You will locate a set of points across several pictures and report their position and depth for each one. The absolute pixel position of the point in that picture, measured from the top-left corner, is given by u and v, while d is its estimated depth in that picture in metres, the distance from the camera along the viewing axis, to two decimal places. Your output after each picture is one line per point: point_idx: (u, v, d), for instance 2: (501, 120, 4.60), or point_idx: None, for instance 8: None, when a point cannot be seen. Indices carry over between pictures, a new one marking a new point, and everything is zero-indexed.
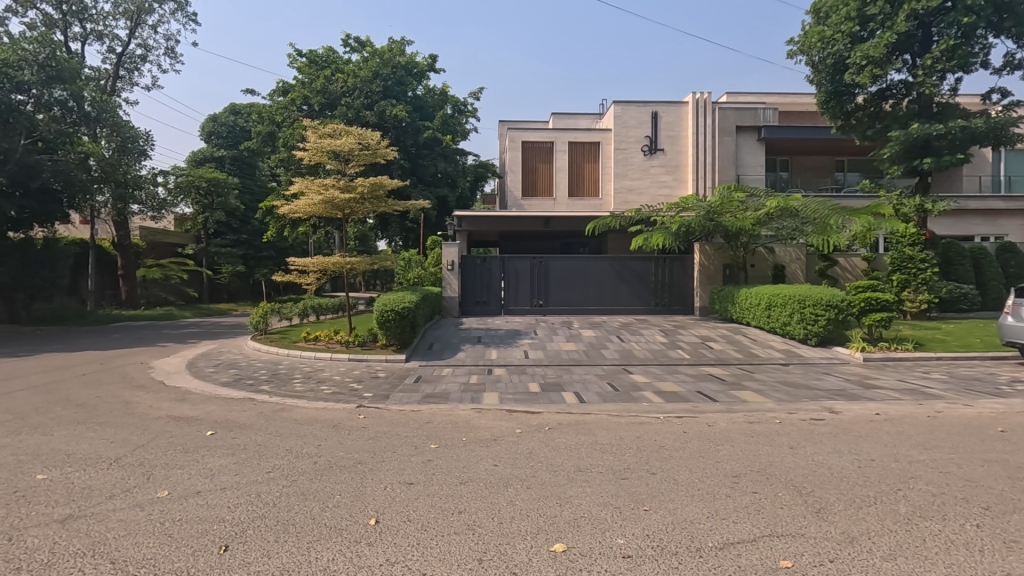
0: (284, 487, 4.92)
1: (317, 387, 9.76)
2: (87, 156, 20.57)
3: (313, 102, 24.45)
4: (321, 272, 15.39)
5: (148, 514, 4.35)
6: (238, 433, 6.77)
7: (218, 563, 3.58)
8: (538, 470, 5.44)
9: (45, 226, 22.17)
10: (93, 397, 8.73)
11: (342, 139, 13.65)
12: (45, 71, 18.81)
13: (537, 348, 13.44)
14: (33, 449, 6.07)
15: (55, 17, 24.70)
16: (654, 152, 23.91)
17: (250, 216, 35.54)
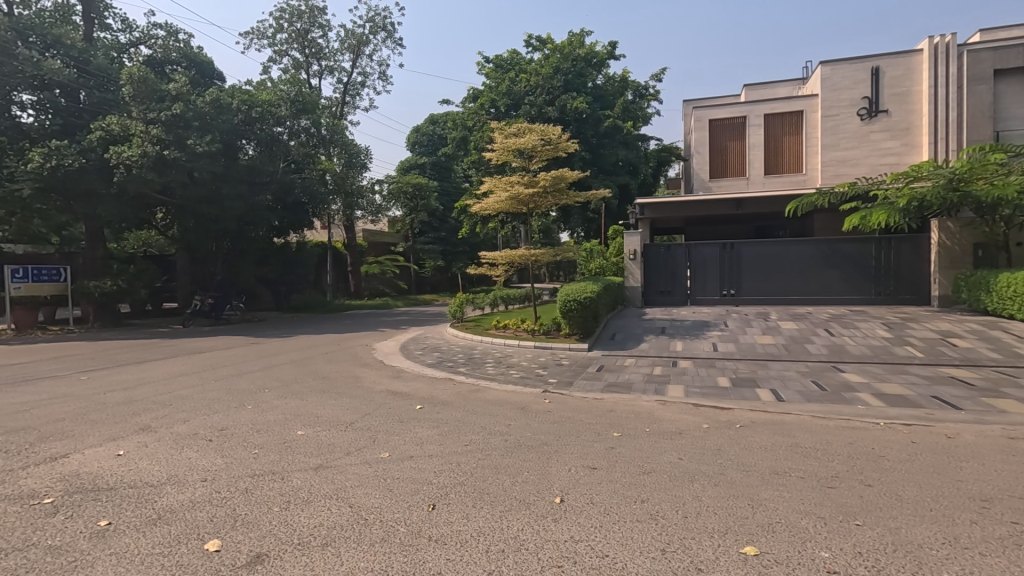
0: (480, 459, 5.45)
1: (507, 371, 10.50)
2: (324, 172, 24.69)
3: (499, 104, 25.97)
4: (509, 265, 16.36)
5: (374, 470, 5.20)
6: (440, 408, 7.66)
7: (428, 518, 4.13)
8: (727, 468, 5.14)
9: (298, 233, 27.31)
10: (333, 372, 10.62)
11: (526, 137, 14.34)
12: (296, 105, 23.03)
13: (727, 341, 12.56)
14: (295, 410, 7.65)
15: (301, 60, 30.16)
16: (874, 116, 20.46)
17: (448, 215, 39.40)
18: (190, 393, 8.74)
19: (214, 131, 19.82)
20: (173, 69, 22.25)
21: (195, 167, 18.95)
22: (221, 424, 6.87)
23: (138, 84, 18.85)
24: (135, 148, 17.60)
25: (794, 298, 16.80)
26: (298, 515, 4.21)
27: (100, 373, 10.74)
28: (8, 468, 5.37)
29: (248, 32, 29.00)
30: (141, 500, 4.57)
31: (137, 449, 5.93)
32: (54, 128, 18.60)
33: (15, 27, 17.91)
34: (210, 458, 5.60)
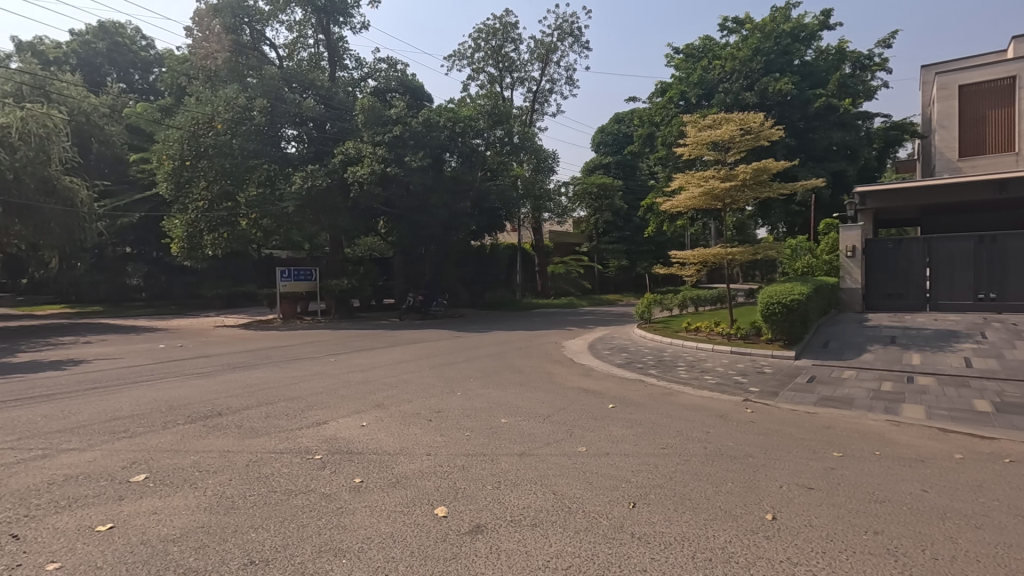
0: (678, 464, 5.32)
1: (702, 376, 10.01)
2: (516, 179, 26.24)
3: (690, 96, 24.71)
4: (701, 264, 15.52)
5: (574, 462, 5.43)
6: (633, 409, 7.63)
7: (628, 515, 4.19)
8: (993, 510, 4.23)
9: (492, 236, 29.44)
10: (527, 366, 11.28)
11: (722, 128, 13.43)
12: (492, 116, 24.83)
13: (986, 356, 10.25)
14: (496, 399, 8.34)
15: (496, 74, 32.42)
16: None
17: (633, 214, 38.92)
18: (410, 378, 10.09)
19: (425, 147, 22.38)
20: (393, 96, 25.71)
21: (409, 180, 21.72)
22: (437, 407, 7.82)
23: (368, 112, 22.19)
24: (365, 168, 20.88)
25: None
26: (508, 495, 4.61)
27: (343, 356, 12.97)
28: (290, 428, 6.84)
29: (452, 55, 32.14)
30: (383, 464, 5.45)
31: (376, 421, 7.06)
32: (309, 155, 22.94)
33: (284, 76, 22.45)
34: (431, 436, 6.41)
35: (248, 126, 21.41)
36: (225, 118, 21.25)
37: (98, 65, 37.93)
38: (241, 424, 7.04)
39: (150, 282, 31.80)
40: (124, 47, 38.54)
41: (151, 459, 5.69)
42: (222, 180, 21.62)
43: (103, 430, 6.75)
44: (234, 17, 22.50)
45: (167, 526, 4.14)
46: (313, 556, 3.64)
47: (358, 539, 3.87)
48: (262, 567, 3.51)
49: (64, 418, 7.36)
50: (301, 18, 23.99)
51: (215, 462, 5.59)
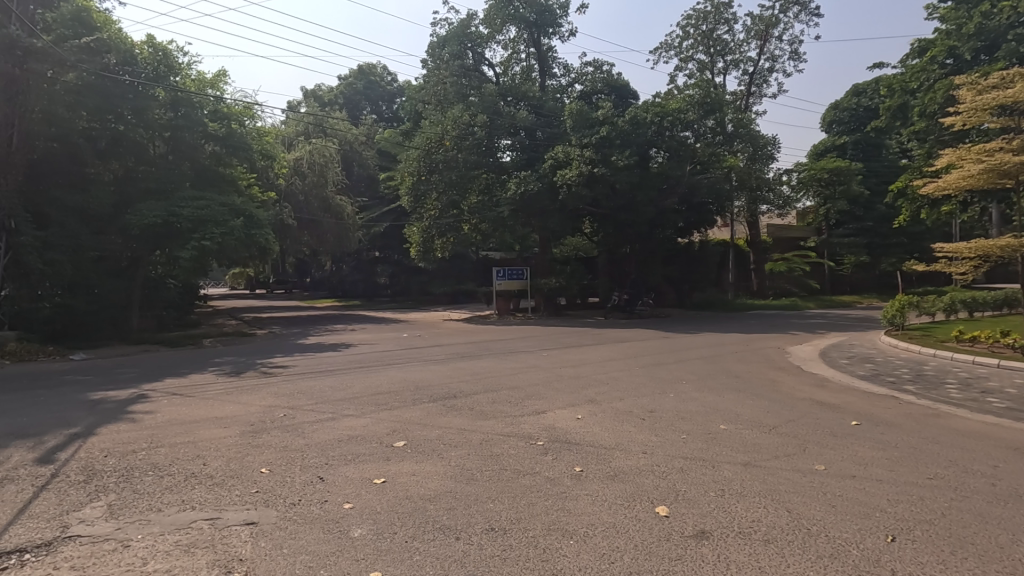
0: (954, 500, 4.41)
1: (981, 398, 8.08)
2: (729, 171, 23.75)
3: (963, 51, 19.95)
4: (977, 259, 12.55)
5: (810, 480, 4.90)
6: (885, 429, 6.55)
7: (886, 550, 3.63)
8: None
9: (701, 232, 27.90)
10: (746, 372, 10.45)
11: (1017, 86, 10.54)
12: (703, 107, 23.63)
13: None
14: (713, 404, 7.91)
15: (706, 60, 30.56)
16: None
17: (876, 202, 33.29)
18: (621, 376, 10.17)
19: (632, 145, 22.35)
20: (599, 97, 26.08)
21: (616, 180, 21.88)
22: (650, 407, 7.74)
23: (575, 116, 22.94)
24: (573, 170, 21.58)
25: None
26: (735, 505, 4.37)
27: (555, 352, 13.64)
28: (513, 414, 7.47)
29: (658, 48, 31.23)
30: (601, 457, 5.62)
31: (590, 416, 7.31)
32: (522, 162, 24.55)
33: (500, 92, 24.44)
34: (646, 435, 6.38)
35: (470, 140, 23.88)
36: (452, 136, 23.99)
37: (358, 101, 45.96)
38: (472, 407, 7.92)
39: (394, 281, 37.51)
40: (376, 84, 46.06)
41: (406, 429, 6.76)
42: (449, 190, 24.42)
43: (370, 402, 8.24)
44: (459, 44, 25.27)
45: (423, 486, 4.90)
46: (544, 533, 3.95)
47: (583, 524, 4.08)
48: (500, 535, 3.93)
49: (343, 390, 9.18)
50: (515, 35, 25.77)
51: (455, 437, 6.41)
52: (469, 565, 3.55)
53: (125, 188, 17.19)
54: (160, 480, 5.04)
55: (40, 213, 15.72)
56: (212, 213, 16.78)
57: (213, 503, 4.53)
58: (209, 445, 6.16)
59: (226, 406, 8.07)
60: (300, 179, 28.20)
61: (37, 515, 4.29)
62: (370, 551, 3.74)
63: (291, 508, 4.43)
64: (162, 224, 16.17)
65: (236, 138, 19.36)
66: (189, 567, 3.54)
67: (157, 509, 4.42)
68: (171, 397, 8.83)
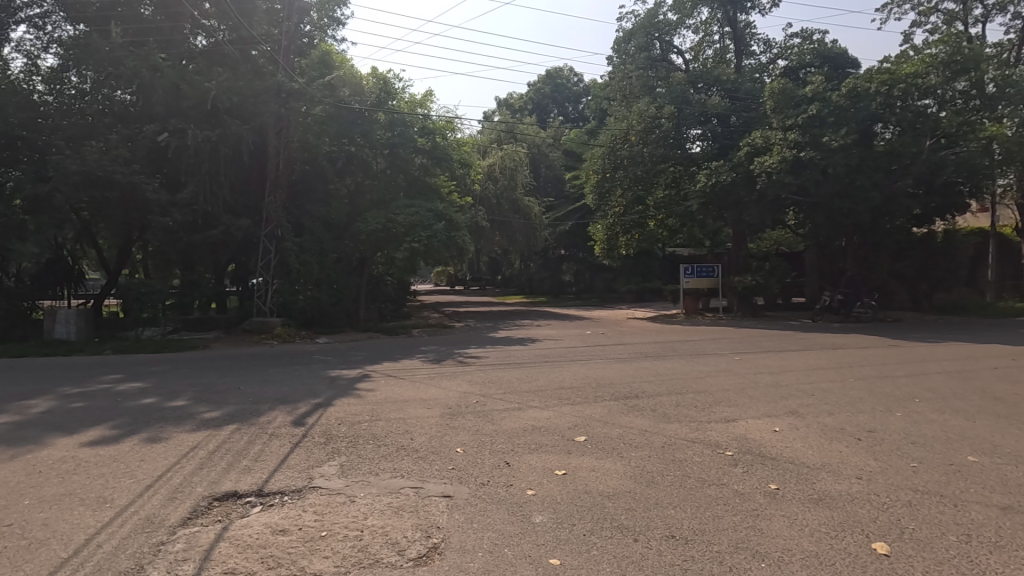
0: None
1: None
2: (990, 142, 19.07)
3: None
4: None
5: None
6: None
7: None
8: None
9: (946, 219, 22.96)
10: (1011, 394, 8.30)
11: None
12: (950, 67, 19.53)
13: None
14: (959, 430, 6.47)
15: (958, 9, 25.04)
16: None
17: None
18: (831, 388, 8.91)
19: (851, 122, 19.39)
20: (808, 71, 23.15)
21: (829, 163, 19.21)
22: (868, 426, 6.65)
23: (778, 96, 20.78)
24: (775, 157, 19.59)
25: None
26: (986, 556, 3.54)
27: (749, 356, 12.52)
28: (699, 419, 7.08)
29: (888, 3, 26.49)
30: (804, 477, 5.02)
31: (791, 429, 6.56)
32: (714, 151, 22.86)
33: (690, 79, 23.33)
34: (863, 458, 5.50)
35: (657, 133, 23.12)
36: (638, 130, 23.44)
37: (546, 105, 47.68)
38: (655, 408, 7.69)
39: (579, 279, 38.11)
40: (563, 86, 47.36)
41: (588, 425, 6.86)
42: (635, 186, 23.95)
43: (554, 396, 8.54)
44: (647, 35, 24.71)
45: (604, 483, 4.92)
46: (731, 550, 3.68)
47: (777, 548, 3.70)
48: (683, 544, 3.77)
49: (530, 382, 9.67)
50: (707, 17, 24.23)
51: (637, 438, 6.29)
52: (646, 569, 3.47)
53: (356, 200, 20.48)
54: (378, 449, 5.91)
55: (298, 224, 19.51)
56: (420, 218, 19.01)
57: (417, 475, 5.16)
58: (415, 422, 7.03)
59: (429, 389, 9.11)
60: (493, 183, 30.34)
61: (293, 466, 5.37)
62: (550, 539, 3.89)
63: (480, 488, 4.82)
64: (383, 229, 18.85)
65: (440, 151, 21.82)
66: (398, 527, 4.09)
67: (375, 473, 5.20)
68: (387, 378, 10.28)
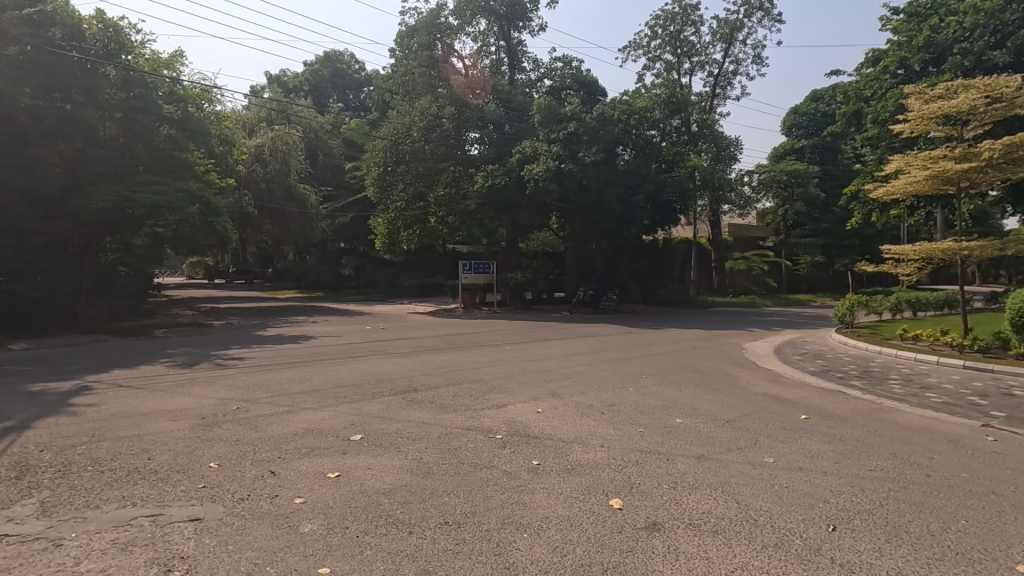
0: (892, 491, 4.54)
1: (922, 393, 8.32)
2: (693, 170, 24.32)
3: (913, 62, 20.98)
4: (923, 261, 13.42)
5: (761, 473, 4.99)
6: (833, 423, 6.63)
7: (828, 539, 3.74)
8: None
9: (666, 230, 28.30)
10: (706, 367, 10.68)
11: (959, 98, 11.44)
12: (669, 106, 24.12)
13: None
14: (673, 398, 8.06)
15: (674, 61, 31.05)
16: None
17: (832, 204, 34.30)
18: (585, 370, 10.29)
19: (600, 142, 22.51)
20: (567, 93, 26.23)
21: (584, 176, 21.99)
22: (611, 401, 7.85)
23: (545, 112, 22.98)
24: (541, 166, 21.73)
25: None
26: (687, 497, 4.46)
27: (519, 346, 13.67)
28: (474, 407, 7.45)
29: (627, 47, 31.55)
30: (560, 451, 5.66)
31: (551, 409, 7.36)
32: (490, 155, 24.26)
33: (469, 84, 24.36)
34: (605, 429, 6.45)
35: (438, 132, 23.63)
36: (420, 127, 23.68)
37: (323, 89, 44.93)
38: (434, 400, 7.86)
39: (359, 273, 36.91)
40: (343, 71, 45.08)
41: (366, 423, 6.67)
42: (416, 182, 24.13)
43: (329, 395, 8.09)
44: (429, 35, 24.96)
45: (380, 480, 4.83)
46: (498, 526, 3.95)
47: (537, 517, 4.09)
48: (454, 528, 3.91)
49: (303, 382, 9.00)
50: (484, 28, 25.64)
51: (415, 431, 6.35)
52: (420, 559, 3.51)
53: (76, 171, 16.28)
54: (99, 476, 4.82)
55: None
56: (167, 198, 16.01)
57: (156, 499, 4.36)
58: (157, 438, 5.94)
59: (177, 398, 7.81)
60: (261, 166, 27.28)
61: None
62: (320, 547, 3.66)
63: (238, 504, 4.30)
64: (113, 208, 15.39)
65: (194, 123, 18.48)
66: (126, 566, 3.40)
67: (95, 506, 4.23)
68: (117, 389, 8.47)
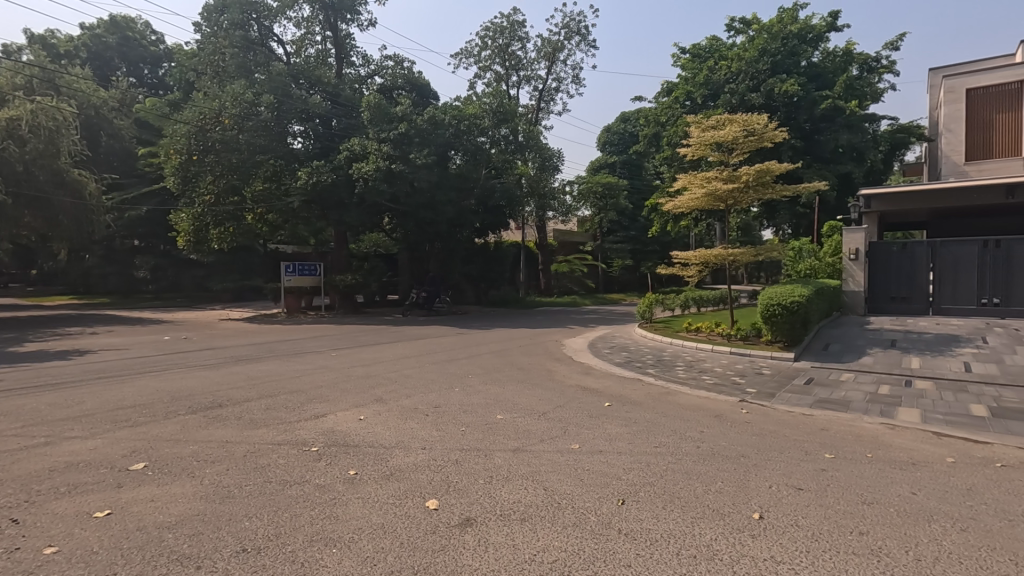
0: (670, 463, 5.28)
1: (699, 377, 9.84)
2: (520, 177, 26.17)
3: (696, 96, 24.74)
4: (702, 265, 15.84)
5: (566, 459, 5.44)
6: (630, 407, 7.52)
7: (618, 512, 4.21)
8: (980, 513, 4.22)
9: (497, 234, 29.43)
10: (528, 363, 11.35)
11: (725, 130, 13.78)
12: (497, 115, 24.97)
13: (986, 361, 10.06)
14: (496, 396, 8.40)
15: (502, 72, 32.47)
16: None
17: (638, 214, 38.87)
18: (412, 373, 10.23)
19: (431, 144, 22.56)
20: (399, 93, 25.87)
21: (415, 178, 21.81)
22: (436, 402, 7.90)
23: (374, 110, 22.38)
24: (370, 165, 21.05)
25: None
26: (499, 489, 4.67)
27: (346, 351, 13.08)
28: (289, 419, 6.93)
29: (459, 53, 32.17)
30: (379, 457, 5.53)
31: (374, 415, 7.16)
32: (315, 151, 22.85)
33: (291, 73, 22.64)
34: (428, 430, 6.48)
35: (254, 121, 21.30)
36: (232, 114, 21.16)
37: (108, 58, 38.13)
38: (242, 415, 7.14)
39: (156, 275, 32.04)
40: (135, 41, 38.65)
41: (152, 448, 5.78)
42: (228, 174, 21.74)
43: (105, 419, 6.85)
44: (243, 13, 22.59)
45: (164, 512, 4.22)
46: (304, 545, 3.72)
47: (349, 529, 3.94)
48: (254, 555, 3.59)
49: (69, 406, 7.49)
50: (309, 15, 24.10)
51: (215, 451, 5.69)
52: None
53: None
54: None
55: None
56: None
57: None
58: None
59: None
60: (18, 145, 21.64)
61: None
62: None
63: None
64: None
65: None
66: None
67: None
68: None
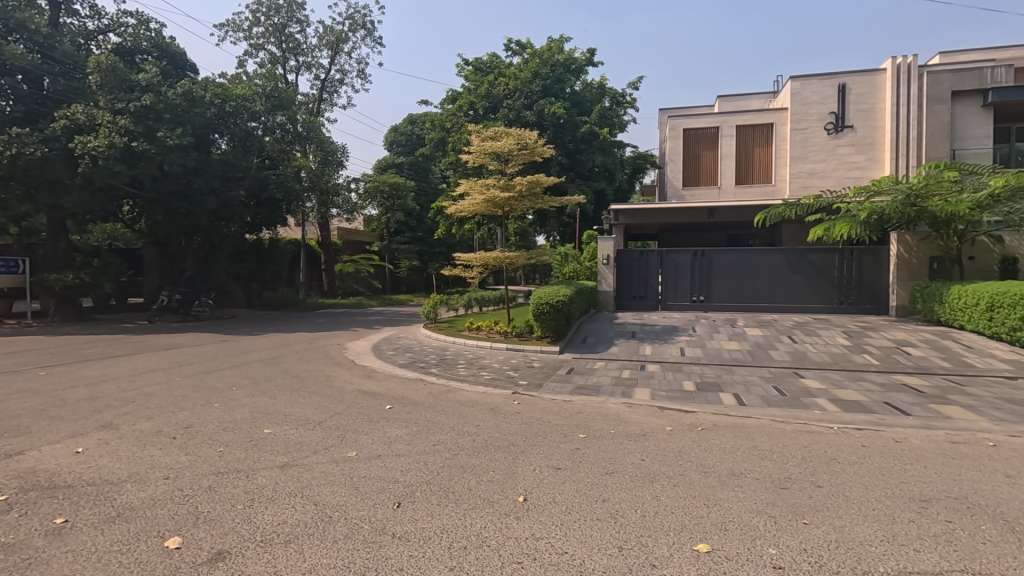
0: (447, 459, 5.42)
1: (478, 372, 10.38)
2: (299, 170, 24.16)
3: (478, 107, 26.17)
4: (483, 266, 16.72)
5: (342, 468, 5.17)
6: (411, 409, 7.52)
7: (392, 515, 4.16)
8: (688, 470, 5.26)
9: (271, 230, 26.85)
10: (304, 370, 10.56)
11: (502, 141, 14.77)
12: (271, 100, 22.65)
13: (695, 346, 12.68)
14: (263, 408, 7.60)
15: (278, 54, 29.73)
16: (881, 113, 19.92)
17: (425, 216, 39.29)
18: (155, 390, 8.63)
19: (185, 124, 19.47)
20: (144, 59, 21.83)
21: (165, 160, 18.50)
22: (186, 422, 6.80)
23: (106, 74, 18.40)
24: (101, 139, 17.08)
25: (776, 301, 16.98)
26: (261, 512, 4.21)
27: (61, 369, 10.46)
28: None
29: (224, 25, 28.46)
30: (101, 496, 4.52)
31: (97, 446, 5.83)
32: (16, 115, 17.88)
33: None
34: (173, 456, 5.53)
35: None
36: None
37: None
38: None
39: None
40: None
41: None
42: None
43: None
44: None
45: None
46: None
47: None
48: None
49: None
50: None
51: None
52: None
53: None
54: None
55: None
56: None
57: None
58: None
59: None
60: None
61: None
62: None
63: None
64: None
65: None
66: None
67: None
68: None
